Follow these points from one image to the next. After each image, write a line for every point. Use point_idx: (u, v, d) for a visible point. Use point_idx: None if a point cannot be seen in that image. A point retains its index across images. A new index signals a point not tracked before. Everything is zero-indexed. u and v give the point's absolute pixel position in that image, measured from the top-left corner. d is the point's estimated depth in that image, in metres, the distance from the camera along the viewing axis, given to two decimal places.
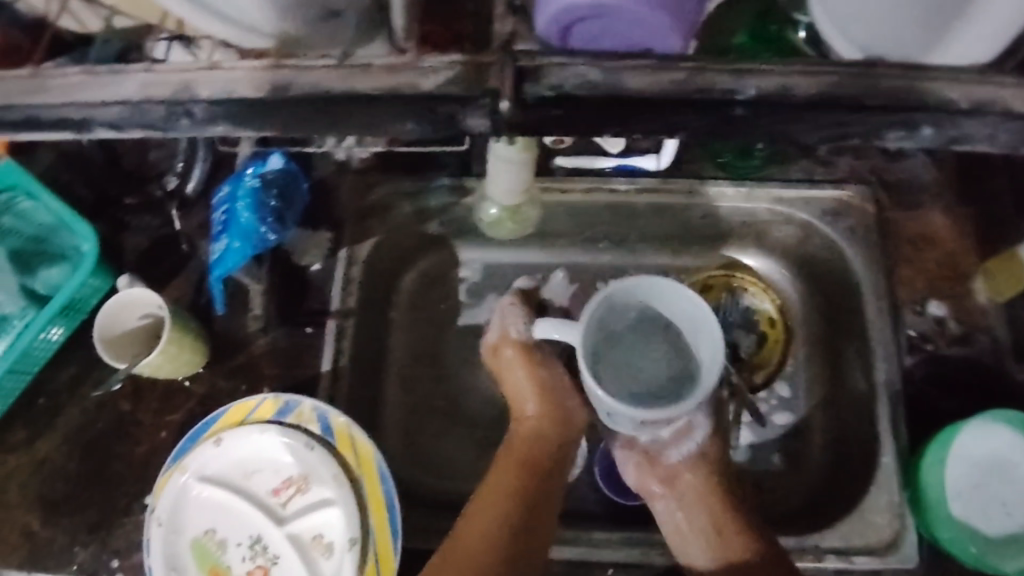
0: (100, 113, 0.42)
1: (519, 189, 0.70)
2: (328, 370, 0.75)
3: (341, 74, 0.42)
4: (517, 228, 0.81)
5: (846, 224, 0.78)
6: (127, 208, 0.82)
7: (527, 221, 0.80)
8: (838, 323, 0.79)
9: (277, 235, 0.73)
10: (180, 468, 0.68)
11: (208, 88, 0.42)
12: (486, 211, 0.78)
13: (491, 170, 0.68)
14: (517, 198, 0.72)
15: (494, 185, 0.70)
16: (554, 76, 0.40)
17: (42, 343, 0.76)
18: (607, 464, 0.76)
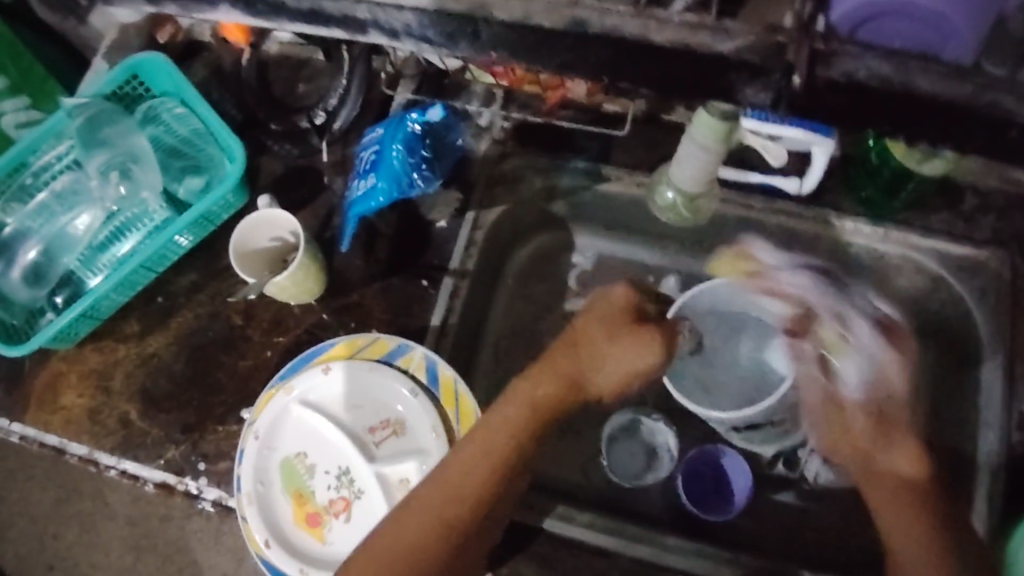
0: (388, 17, 0.45)
1: (705, 175, 0.73)
2: (437, 325, 0.76)
3: (634, 23, 0.43)
4: (690, 219, 0.80)
5: (979, 284, 0.76)
6: (270, 132, 0.83)
7: (700, 212, 0.79)
8: (953, 384, 0.76)
9: (424, 185, 0.74)
10: (285, 388, 0.70)
11: (502, 12, 0.43)
12: (662, 194, 0.78)
13: (683, 151, 0.72)
14: (700, 185, 0.75)
15: (680, 167, 0.73)
16: (845, 65, 0.41)
17: (173, 247, 0.79)
18: (689, 471, 0.77)
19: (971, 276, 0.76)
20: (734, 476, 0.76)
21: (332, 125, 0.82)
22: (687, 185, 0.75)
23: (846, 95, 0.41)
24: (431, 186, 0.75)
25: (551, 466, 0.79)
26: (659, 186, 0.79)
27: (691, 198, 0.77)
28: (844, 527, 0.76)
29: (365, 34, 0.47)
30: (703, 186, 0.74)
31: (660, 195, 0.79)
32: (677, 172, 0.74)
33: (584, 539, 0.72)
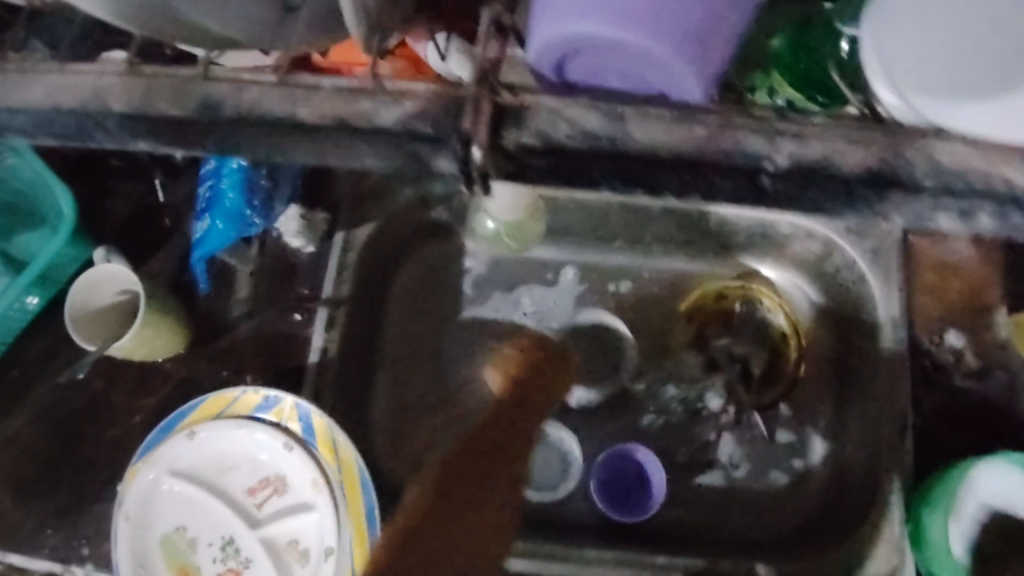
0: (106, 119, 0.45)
1: (518, 207, 0.72)
2: (317, 362, 0.71)
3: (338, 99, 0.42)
4: (518, 247, 0.79)
5: (868, 245, 0.73)
6: (111, 170, 0.78)
7: (528, 238, 0.78)
8: (852, 344, 0.76)
9: (262, 221, 0.72)
10: (150, 462, 0.64)
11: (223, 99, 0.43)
12: (483, 226, 0.77)
13: (489, 192, 0.71)
14: (518, 215, 0.73)
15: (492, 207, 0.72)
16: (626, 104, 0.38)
17: (17, 310, 0.72)
18: (602, 474, 0.74)
19: (861, 238, 0.73)
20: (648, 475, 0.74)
21: (174, 156, 0.77)
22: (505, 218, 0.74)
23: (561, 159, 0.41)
24: (270, 220, 0.73)
25: None
26: (477, 216, 0.77)
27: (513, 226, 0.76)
28: (763, 507, 0.74)
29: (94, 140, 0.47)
30: (521, 215, 0.74)
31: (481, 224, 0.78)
32: (492, 208, 0.72)
33: (502, 565, 0.70)
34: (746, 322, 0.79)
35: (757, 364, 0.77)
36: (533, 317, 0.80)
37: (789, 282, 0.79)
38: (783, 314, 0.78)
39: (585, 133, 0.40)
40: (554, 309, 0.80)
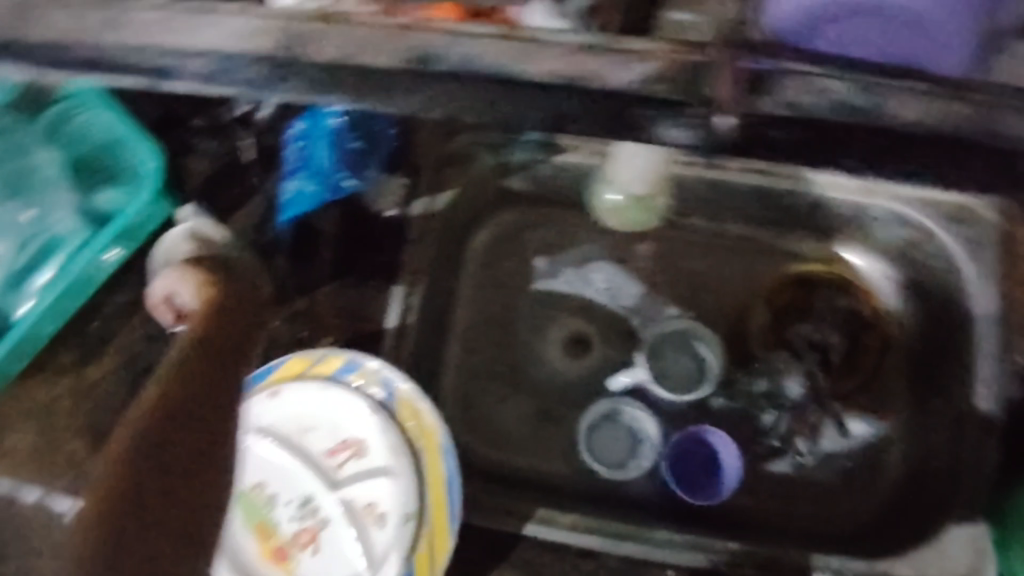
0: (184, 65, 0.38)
1: (650, 177, 0.71)
2: (394, 326, 0.71)
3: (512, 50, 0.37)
4: (642, 222, 0.77)
5: (968, 235, 0.70)
6: (192, 129, 0.76)
7: (652, 215, 0.76)
8: (939, 334, 0.73)
9: (352, 183, 0.72)
10: (233, 418, 0.65)
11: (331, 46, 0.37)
12: (604, 198, 0.75)
13: (620, 156, 0.70)
14: (650, 184, 0.72)
15: (626, 169, 0.71)
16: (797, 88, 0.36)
17: (99, 264, 0.74)
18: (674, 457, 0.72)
19: (959, 227, 0.71)
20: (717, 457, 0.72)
21: (256, 115, 0.75)
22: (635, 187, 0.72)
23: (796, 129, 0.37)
24: (363, 182, 0.72)
25: (531, 460, 0.75)
26: (599, 188, 0.75)
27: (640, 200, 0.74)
28: (837, 497, 0.73)
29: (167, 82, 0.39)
30: (651, 186, 0.72)
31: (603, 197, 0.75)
32: (623, 173, 0.71)
33: (570, 541, 0.67)
34: (825, 305, 0.77)
35: (838, 353, 0.75)
36: (607, 292, 0.79)
37: (877, 269, 0.77)
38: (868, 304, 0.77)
39: (841, 103, 0.36)
40: (627, 286, 0.79)
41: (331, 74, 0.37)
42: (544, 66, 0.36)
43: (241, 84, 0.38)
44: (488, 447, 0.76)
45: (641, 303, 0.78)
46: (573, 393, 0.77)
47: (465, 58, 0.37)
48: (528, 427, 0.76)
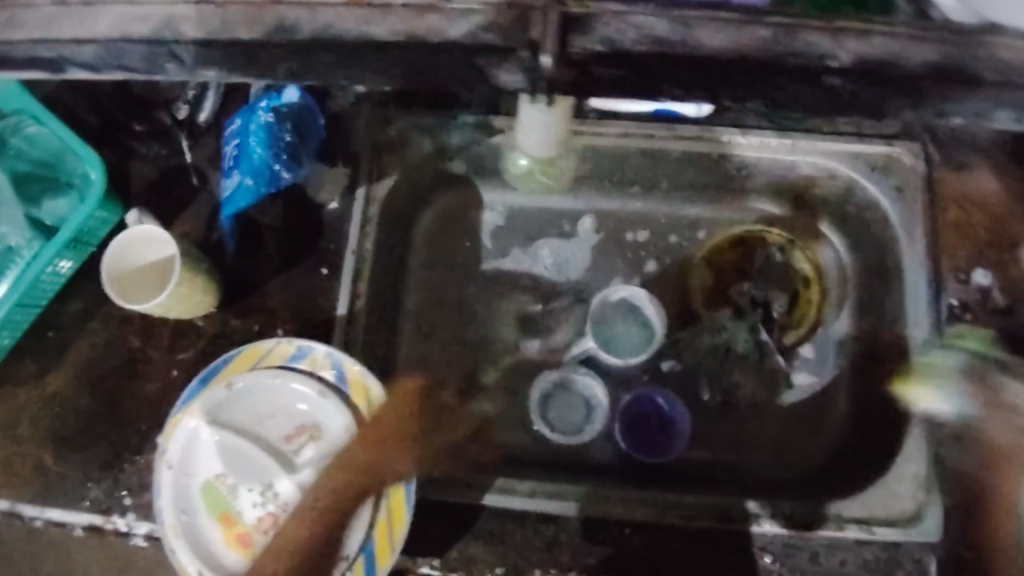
0: (75, 54, 0.46)
1: (553, 139, 0.58)
2: (344, 314, 0.72)
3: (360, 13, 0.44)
4: (549, 185, 0.73)
5: (891, 182, 0.74)
6: (135, 134, 0.78)
7: (561, 177, 0.71)
8: (873, 283, 0.76)
9: (290, 173, 0.73)
10: (189, 412, 0.66)
11: (194, 29, 0.45)
12: (513, 164, 0.69)
13: (525, 112, 0.56)
14: (554, 149, 0.59)
15: (527, 136, 0.58)
16: (602, 34, 0.44)
17: (51, 276, 0.73)
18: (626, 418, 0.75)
19: (883, 177, 0.74)
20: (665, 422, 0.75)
21: (198, 118, 0.77)
22: (540, 152, 0.60)
23: (616, 63, 0.44)
24: (298, 174, 0.73)
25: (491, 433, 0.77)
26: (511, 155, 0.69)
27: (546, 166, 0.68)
28: (785, 445, 0.76)
29: (62, 73, 0.47)
30: (556, 151, 0.60)
31: (516, 164, 0.67)
32: (526, 140, 0.59)
33: (526, 509, 0.68)
34: (765, 265, 0.80)
35: (780, 307, 0.78)
36: (554, 266, 0.81)
37: (808, 225, 0.80)
38: (806, 259, 0.79)
39: (651, 39, 0.43)
40: (573, 260, 0.81)
41: (206, 45, 0.45)
42: (384, 27, 0.44)
43: (138, 69, 0.46)
44: (449, 425, 0.77)
45: (587, 274, 0.81)
46: (528, 365, 0.79)
47: (326, 25, 0.44)
48: (486, 403, 0.78)
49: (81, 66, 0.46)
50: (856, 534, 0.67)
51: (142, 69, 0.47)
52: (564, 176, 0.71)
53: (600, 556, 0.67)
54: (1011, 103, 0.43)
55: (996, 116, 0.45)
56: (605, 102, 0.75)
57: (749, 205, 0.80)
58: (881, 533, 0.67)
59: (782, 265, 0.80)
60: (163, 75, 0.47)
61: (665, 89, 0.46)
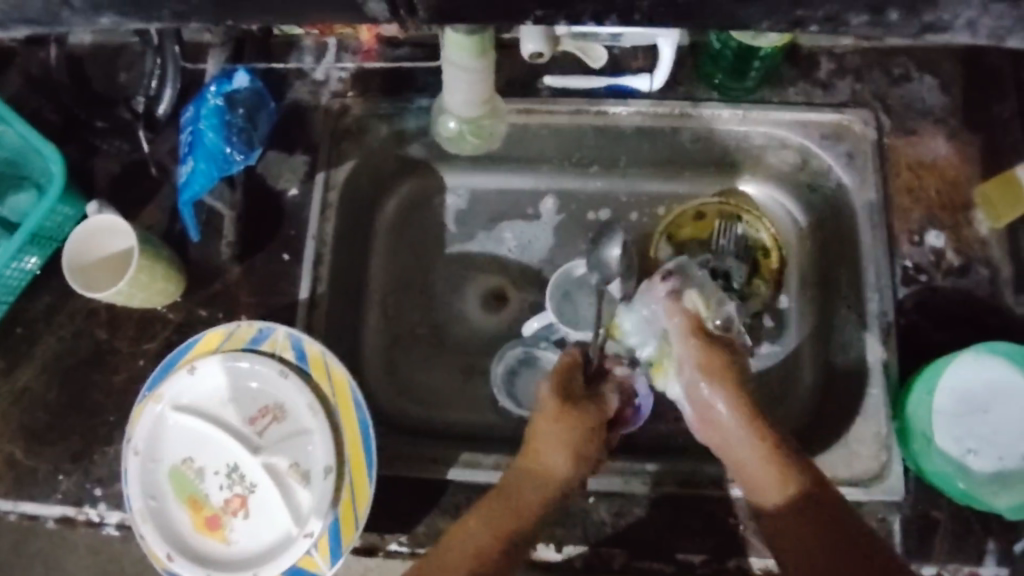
0: None
1: (479, 97, 0.66)
2: (306, 298, 0.73)
3: None
4: (481, 144, 0.73)
5: (844, 148, 0.74)
6: (96, 130, 0.78)
7: (491, 136, 0.72)
8: (830, 249, 0.77)
9: (243, 156, 0.72)
10: (154, 398, 0.67)
11: None
12: (444, 126, 0.71)
13: (447, 76, 0.64)
14: (480, 107, 0.67)
15: (451, 96, 0.66)
16: None
17: (15, 272, 0.74)
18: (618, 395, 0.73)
19: (835, 143, 0.75)
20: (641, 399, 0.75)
21: (155, 111, 0.77)
22: (466, 112, 0.68)
23: None
24: (251, 157, 0.72)
25: (460, 412, 0.78)
26: (439, 118, 0.71)
27: (476, 123, 0.70)
28: None
29: None
30: (482, 109, 0.68)
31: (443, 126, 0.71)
32: (452, 100, 0.66)
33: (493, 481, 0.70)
34: (724, 236, 0.79)
35: (739, 278, 0.78)
36: (517, 248, 0.82)
37: (767, 196, 0.80)
38: (765, 230, 0.79)
39: None
40: (535, 242, 0.82)
41: None
42: None
43: (42, 21, 0.42)
44: (418, 407, 0.78)
45: (550, 254, 0.81)
46: (494, 346, 0.80)
47: None
48: (455, 384, 0.79)
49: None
50: None
51: (44, 22, 0.42)
52: (496, 137, 0.73)
53: (567, 525, 0.69)
54: (859, 5, 0.39)
55: (847, 20, 0.40)
56: (558, 79, 0.76)
57: (738, 184, 0.81)
58: (843, 492, 0.68)
59: (742, 237, 0.79)
60: (66, 27, 0.43)
61: (526, 14, 0.42)
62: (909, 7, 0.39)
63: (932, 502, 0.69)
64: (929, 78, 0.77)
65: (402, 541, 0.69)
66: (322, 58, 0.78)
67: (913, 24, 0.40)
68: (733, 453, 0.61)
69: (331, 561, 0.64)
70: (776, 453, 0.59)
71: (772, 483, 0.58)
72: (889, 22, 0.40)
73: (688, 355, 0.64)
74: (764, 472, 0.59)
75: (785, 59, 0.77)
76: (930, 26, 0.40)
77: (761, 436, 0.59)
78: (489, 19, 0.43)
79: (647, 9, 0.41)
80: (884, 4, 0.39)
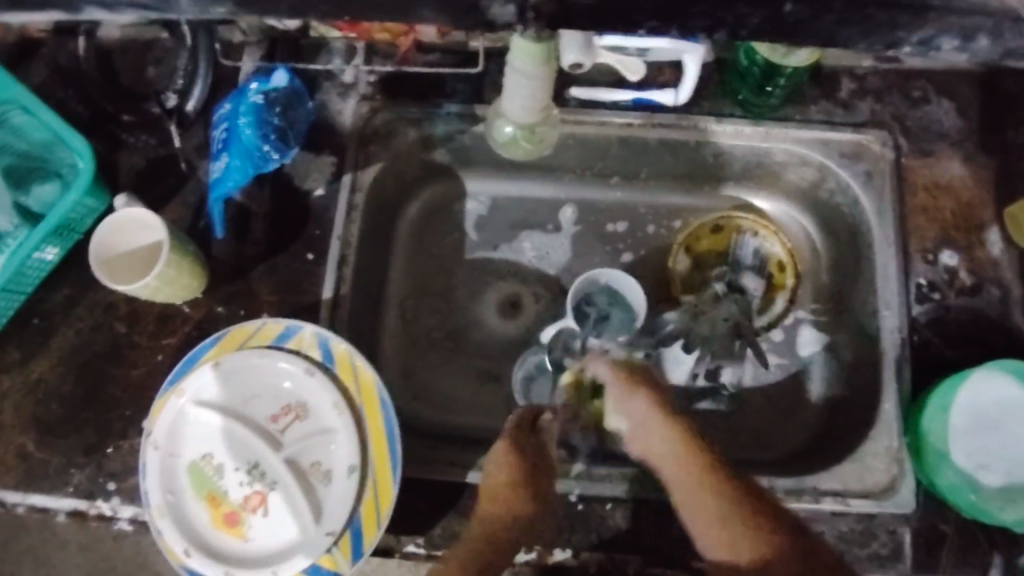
0: None
1: (536, 105, 0.67)
2: (329, 298, 0.73)
3: None
4: (532, 150, 0.75)
5: (863, 167, 0.76)
6: (123, 124, 0.79)
7: (545, 142, 0.74)
8: (844, 268, 0.79)
9: (278, 155, 0.72)
10: (176, 393, 0.66)
11: None
12: (500, 131, 0.72)
13: (508, 83, 0.65)
14: (536, 116, 0.68)
15: (511, 99, 0.66)
16: None
17: (36, 262, 0.74)
18: None
19: (854, 162, 0.76)
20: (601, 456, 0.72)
21: (184, 107, 0.78)
22: (523, 118, 0.69)
23: None
24: (287, 155, 0.73)
25: (476, 417, 0.78)
26: (495, 121, 0.73)
27: (531, 129, 0.71)
28: (761, 425, 0.78)
29: (79, 12, 0.44)
30: (537, 117, 0.69)
31: (498, 130, 0.73)
32: (510, 106, 0.67)
33: None
34: (742, 250, 0.81)
35: (754, 290, 0.81)
36: (535, 257, 0.83)
37: (781, 211, 0.83)
38: (781, 244, 0.80)
39: None
40: (553, 253, 0.83)
41: None
42: None
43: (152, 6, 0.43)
44: (434, 410, 0.78)
45: (570, 263, 0.83)
46: (511, 351, 0.81)
47: None
48: (471, 388, 0.80)
49: (97, 4, 0.43)
50: (832, 506, 0.70)
51: (154, 7, 0.43)
52: (548, 144, 0.75)
53: (584, 531, 0.69)
54: (952, 29, 0.40)
55: (939, 45, 0.42)
56: (585, 90, 0.77)
57: (722, 192, 0.83)
58: (856, 505, 0.70)
59: (758, 251, 0.81)
60: (176, 13, 0.43)
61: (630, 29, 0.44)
62: (997, 31, 0.40)
63: (939, 517, 0.71)
64: (946, 102, 0.78)
65: (419, 543, 0.69)
66: (351, 60, 0.78)
67: (996, 49, 0.41)
68: (682, 498, 0.58)
69: (352, 560, 0.64)
70: (732, 505, 0.55)
71: (715, 529, 0.54)
72: (975, 47, 0.41)
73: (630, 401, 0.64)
74: (708, 507, 0.55)
75: (807, 78, 0.78)
76: (1012, 52, 0.41)
77: (717, 490, 0.56)
78: (598, 29, 0.44)
79: (755, 25, 0.42)
80: (977, 29, 0.40)
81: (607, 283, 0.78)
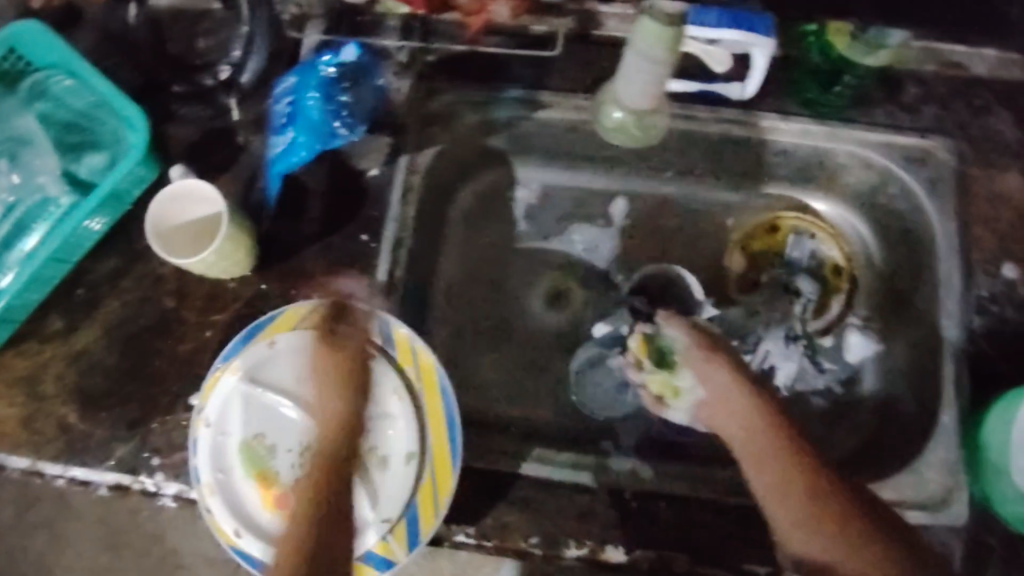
0: None
1: (653, 90, 0.68)
2: (383, 281, 0.72)
3: None
4: (641, 139, 0.74)
5: (927, 173, 0.75)
6: (175, 94, 0.77)
7: (653, 131, 0.73)
8: (901, 275, 0.78)
9: (345, 132, 0.72)
10: (230, 370, 0.65)
11: None
12: (608, 115, 0.73)
13: (629, 65, 0.67)
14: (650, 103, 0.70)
15: (626, 83, 0.68)
16: None
17: (84, 232, 0.73)
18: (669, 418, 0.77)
19: (917, 167, 0.76)
20: (649, 466, 0.74)
21: (240, 79, 0.76)
22: (634, 103, 0.70)
23: None
24: (355, 132, 0.73)
25: (522, 408, 0.78)
26: (604, 110, 0.73)
27: (642, 115, 0.71)
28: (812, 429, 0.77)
29: None
30: (652, 102, 0.70)
31: (608, 116, 0.73)
32: (624, 90, 0.69)
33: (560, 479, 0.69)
34: (797, 250, 0.81)
35: (809, 293, 0.80)
36: (586, 250, 0.82)
37: (836, 215, 0.81)
38: (839, 247, 0.80)
39: None
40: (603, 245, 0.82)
41: None
42: None
43: None
44: (480, 399, 0.78)
45: (621, 257, 0.82)
46: (559, 343, 0.80)
47: None
48: (517, 379, 0.79)
49: None
50: None
51: None
52: (654, 135, 0.74)
53: (639, 529, 0.68)
54: None
55: None
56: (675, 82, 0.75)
57: (762, 190, 0.82)
58: (911, 516, 0.69)
59: (815, 253, 0.81)
60: None
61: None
62: None
63: (989, 530, 0.69)
64: (1009, 112, 0.78)
65: (469, 533, 0.67)
66: (408, 39, 0.77)
67: None
68: (770, 495, 0.65)
69: (407, 547, 0.63)
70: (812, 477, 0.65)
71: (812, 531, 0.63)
72: None
73: (735, 392, 0.70)
74: (801, 500, 0.64)
75: (873, 81, 0.77)
76: None
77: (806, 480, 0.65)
78: None
79: None
80: None
81: (665, 280, 0.81)
